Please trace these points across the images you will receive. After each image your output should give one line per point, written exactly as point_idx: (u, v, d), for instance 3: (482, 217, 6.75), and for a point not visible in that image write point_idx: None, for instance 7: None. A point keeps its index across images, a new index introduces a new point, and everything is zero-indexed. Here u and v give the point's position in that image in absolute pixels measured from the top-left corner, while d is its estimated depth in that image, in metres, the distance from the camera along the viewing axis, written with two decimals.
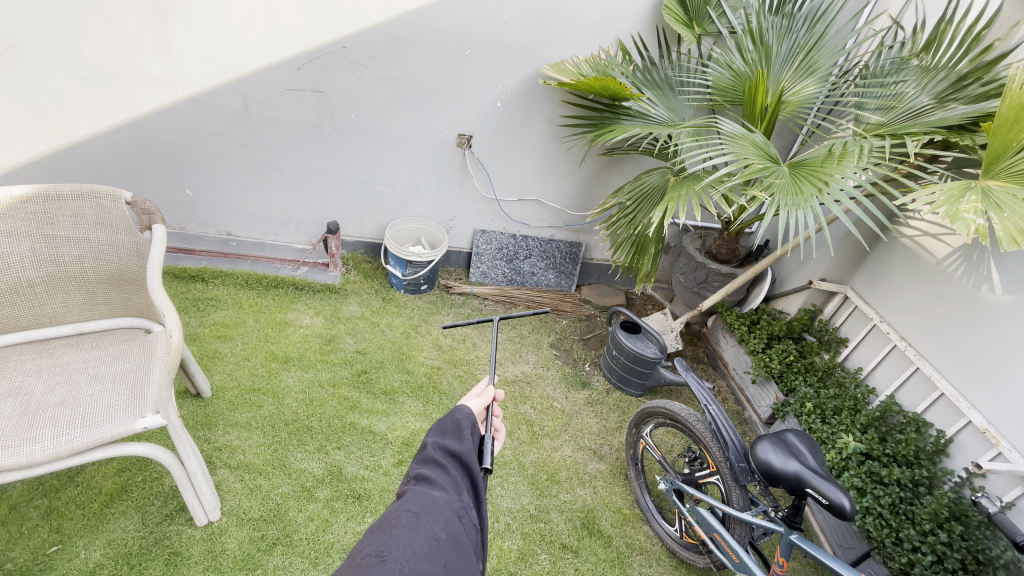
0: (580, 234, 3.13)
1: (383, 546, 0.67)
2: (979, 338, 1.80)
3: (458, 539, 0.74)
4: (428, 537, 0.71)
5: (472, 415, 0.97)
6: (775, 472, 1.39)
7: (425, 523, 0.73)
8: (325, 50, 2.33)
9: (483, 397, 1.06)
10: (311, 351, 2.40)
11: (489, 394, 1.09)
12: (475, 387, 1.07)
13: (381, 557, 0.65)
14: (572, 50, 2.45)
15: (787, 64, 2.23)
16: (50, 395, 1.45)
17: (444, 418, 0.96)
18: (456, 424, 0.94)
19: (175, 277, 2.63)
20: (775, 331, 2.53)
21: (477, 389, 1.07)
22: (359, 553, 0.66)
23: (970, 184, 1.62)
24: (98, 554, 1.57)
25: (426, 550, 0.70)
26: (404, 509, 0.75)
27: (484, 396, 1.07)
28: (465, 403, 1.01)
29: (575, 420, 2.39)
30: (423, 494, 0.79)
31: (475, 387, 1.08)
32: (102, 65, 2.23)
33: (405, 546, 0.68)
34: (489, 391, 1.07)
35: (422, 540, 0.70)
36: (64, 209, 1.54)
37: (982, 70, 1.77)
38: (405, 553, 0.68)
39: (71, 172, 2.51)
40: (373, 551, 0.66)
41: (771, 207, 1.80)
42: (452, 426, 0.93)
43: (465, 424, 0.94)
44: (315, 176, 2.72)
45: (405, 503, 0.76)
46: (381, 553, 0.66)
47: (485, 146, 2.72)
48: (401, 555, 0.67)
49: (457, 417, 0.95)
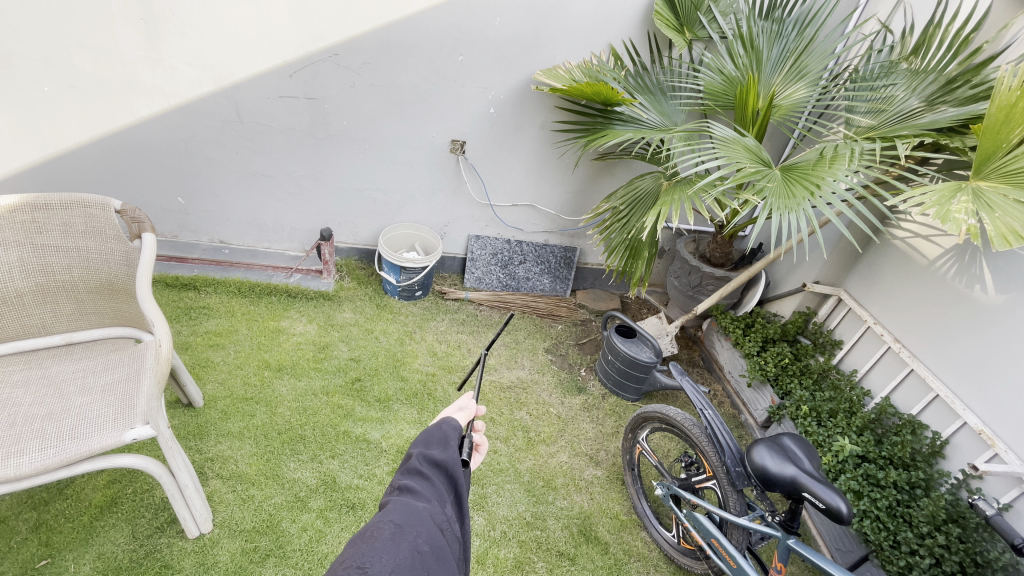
0: (575, 239, 3.13)
1: (365, 556, 0.67)
2: (974, 338, 1.80)
3: (440, 552, 0.74)
4: (411, 550, 0.71)
5: (459, 428, 0.96)
6: (771, 476, 1.38)
7: (407, 535, 0.72)
8: (317, 57, 2.33)
9: (467, 412, 1.06)
10: (305, 359, 2.38)
11: (472, 409, 1.08)
12: (458, 400, 1.06)
13: (363, 568, 0.65)
14: (564, 55, 2.46)
15: (778, 69, 2.24)
16: (37, 407, 1.42)
17: (431, 428, 0.95)
18: (443, 435, 0.93)
19: (167, 286, 2.60)
20: (770, 334, 2.53)
21: (459, 403, 1.06)
22: (340, 564, 0.65)
23: (961, 185, 1.62)
24: (88, 568, 1.54)
25: (409, 562, 0.69)
26: (386, 520, 0.74)
27: (468, 411, 1.07)
28: (451, 416, 1.01)
29: (571, 425, 2.38)
30: (406, 504, 0.78)
31: (458, 400, 1.07)
32: (92, 73, 2.22)
33: (388, 558, 0.68)
34: (473, 405, 1.07)
35: (404, 553, 0.70)
36: (52, 219, 1.53)
37: (971, 72, 1.79)
38: (387, 565, 0.67)
39: (61, 181, 2.49)
40: (355, 562, 0.66)
41: (765, 210, 1.80)
42: (438, 436, 0.93)
43: (453, 436, 0.93)
44: (309, 182, 2.71)
45: (387, 514, 0.75)
46: (363, 564, 0.65)
47: (479, 152, 2.72)
48: (383, 566, 0.66)
49: (445, 428, 0.94)
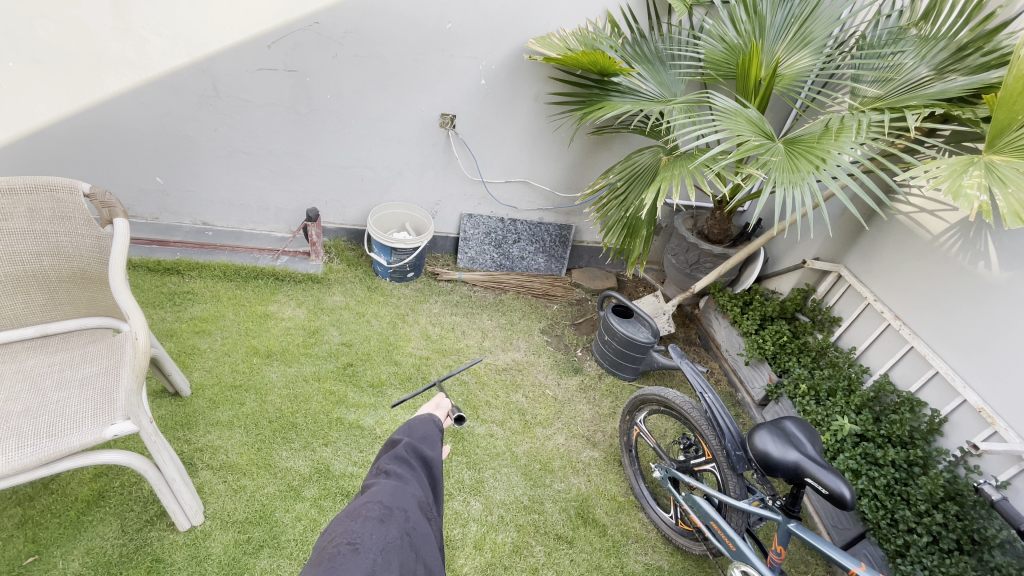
0: (570, 216, 3.05)
1: (355, 533, 0.67)
2: (976, 315, 1.77)
3: (425, 536, 0.75)
4: (400, 530, 0.71)
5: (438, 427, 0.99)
6: (773, 461, 1.35)
7: (396, 517, 0.73)
8: (296, 26, 2.19)
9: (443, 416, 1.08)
10: (295, 345, 2.32)
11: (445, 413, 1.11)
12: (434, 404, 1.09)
13: (354, 544, 0.65)
14: (558, 22, 2.33)
15: (781, 36, 2.13)
16: (12, 404, 1.36)
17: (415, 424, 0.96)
18: (426, 434, 0.95)
19: (149, 271, 2.52)
20: (768, 312, 2.49)
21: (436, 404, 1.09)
22: (331, 542, 0.66)
23: (972, 159, 1.56)
24: (77, 564, 1.51)
25: (398, 540, 0.70)
26: (376, 499, 0.74)
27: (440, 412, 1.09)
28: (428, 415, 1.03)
29: (568, 407, 2.35)
30: (393, 487, 0.79)
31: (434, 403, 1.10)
32: (58, 45, 2.08)
33: (378, 534, 0.68)
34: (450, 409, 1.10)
35: (394, 532, 0.70)
36: (16, 204, 1.42)
37: (983, 39, 1.71)
38: (378, 542, 0.67)
39: (35, 161, 2.37)
40: (346, 539, 0.66)
41: (768, 185, 1.73)
42: (424, 431, 0.96)
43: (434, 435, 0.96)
44: (293, 160, 2.60)
45: (377, 494, 0.75)
46: (354, 540, 0.66)
47: (470, 126, 2.61)
48: (374, 543, 0.67)
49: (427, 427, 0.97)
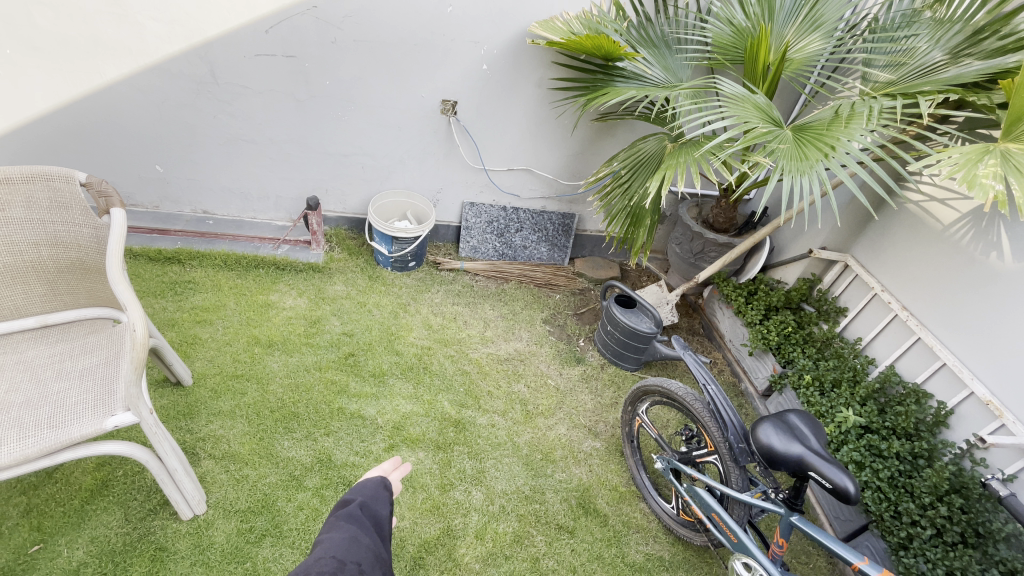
0: (573, 205, 3.01)
1: None
2: (986, 307, 1.74)
3: None
4: None
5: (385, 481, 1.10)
6: (776, 455, 1.34)
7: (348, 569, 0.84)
8: (294, 11, 2.15)
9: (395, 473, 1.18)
10: (296, 334, 2.32)
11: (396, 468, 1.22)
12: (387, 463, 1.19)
13: None
14: (562, 5, 2.27)
15: (791, 19, 2.09)
16: (13, 394, 1.36)
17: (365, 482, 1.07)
18: (374, 490, 1.07)
19: (150, 260, 2.51)
20: (773, 302, 2.46)
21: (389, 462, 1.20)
22: None
23: (988, 147, 1.52)
24: (82, 552, 1.52)
25: None
26: (329, 554, 0.85)
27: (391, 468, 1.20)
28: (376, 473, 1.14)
29: (570, 397, 2.35)
30: (346, 539, 0.90)
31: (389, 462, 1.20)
32: (54, 32, 2.05)
33: None
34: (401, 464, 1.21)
35: None
36: (13, 193, 1.41)
37: (1000, 22, 1.64)
38: None
39: (34, 150, 2.35)
40: None
41: (775, 173, 1.69)
42: (373, 489, 1.06)
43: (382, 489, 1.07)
44: (293, 148, 2.57)
45: (330, 548, 0.86)
46: None
47: (472, 113, 2.56)
48: None
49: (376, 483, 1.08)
